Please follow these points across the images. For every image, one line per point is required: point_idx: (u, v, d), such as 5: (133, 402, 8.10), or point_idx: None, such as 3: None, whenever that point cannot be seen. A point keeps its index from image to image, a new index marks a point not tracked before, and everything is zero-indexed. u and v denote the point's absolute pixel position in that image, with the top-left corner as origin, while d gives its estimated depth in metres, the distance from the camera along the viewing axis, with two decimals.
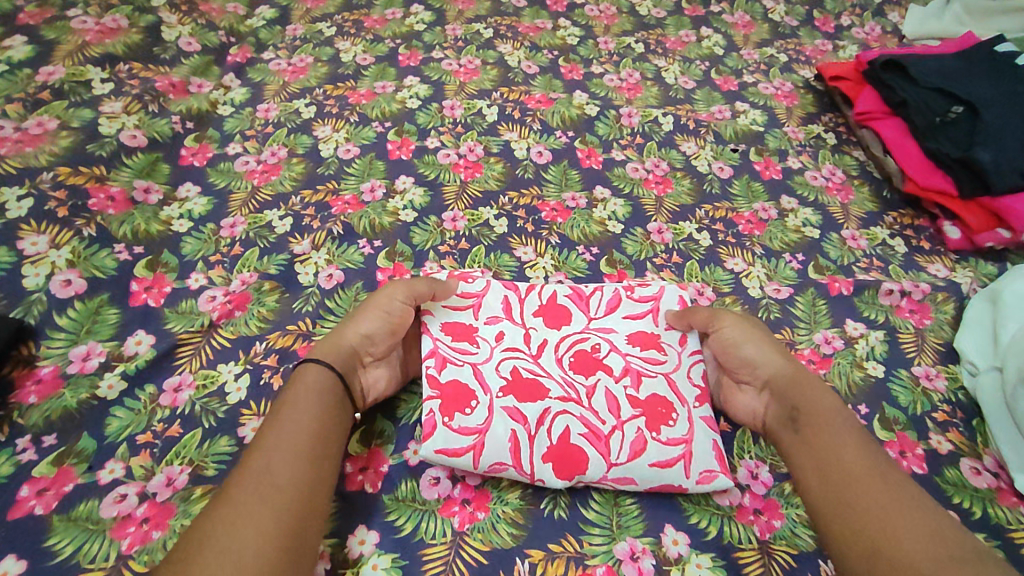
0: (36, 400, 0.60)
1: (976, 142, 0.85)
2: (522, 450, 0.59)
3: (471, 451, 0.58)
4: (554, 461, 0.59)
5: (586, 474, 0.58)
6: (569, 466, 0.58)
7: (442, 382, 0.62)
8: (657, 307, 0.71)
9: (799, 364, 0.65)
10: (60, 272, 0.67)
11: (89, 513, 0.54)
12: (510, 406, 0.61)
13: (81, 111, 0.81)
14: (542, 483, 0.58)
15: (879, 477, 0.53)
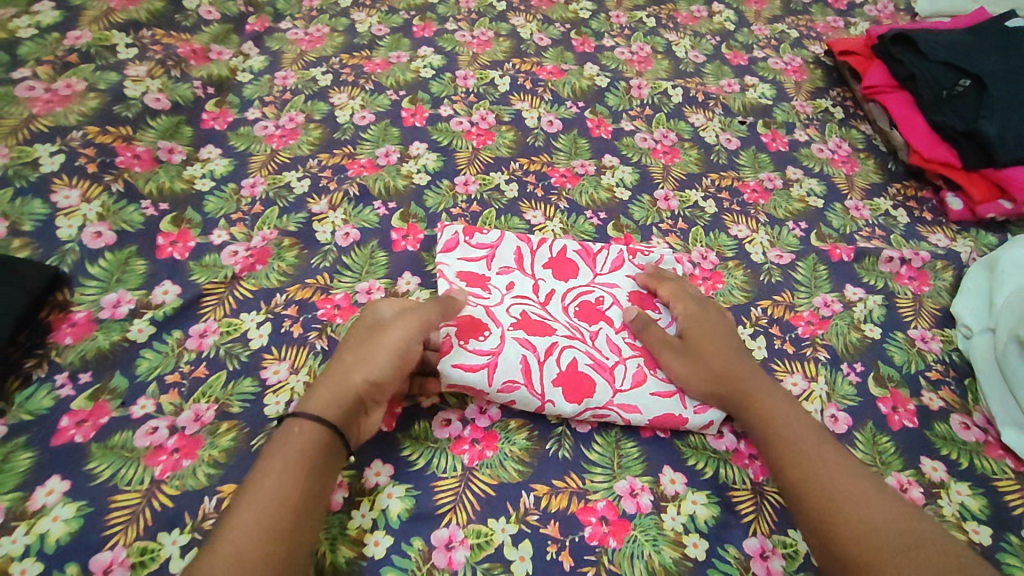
0: (72, 340, 0.64)
1: (983, 115, 0.86)
2: (533, 372, 0.63)
3: (485, 368, 0.62)
4: (563, 386, 0.63)
5: (592, 399, 0.63)
6: (577, 390, 0.63)
7: (459, 312, 0.66)
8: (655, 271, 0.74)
9: (723, 368, 0.64)
10: (91, 224, 0.70)
11: (124, 442, 0.58)
12: (521, 336, 0.66)
13: (107, 74, 0.83)
14: (552, 404, 0.62)
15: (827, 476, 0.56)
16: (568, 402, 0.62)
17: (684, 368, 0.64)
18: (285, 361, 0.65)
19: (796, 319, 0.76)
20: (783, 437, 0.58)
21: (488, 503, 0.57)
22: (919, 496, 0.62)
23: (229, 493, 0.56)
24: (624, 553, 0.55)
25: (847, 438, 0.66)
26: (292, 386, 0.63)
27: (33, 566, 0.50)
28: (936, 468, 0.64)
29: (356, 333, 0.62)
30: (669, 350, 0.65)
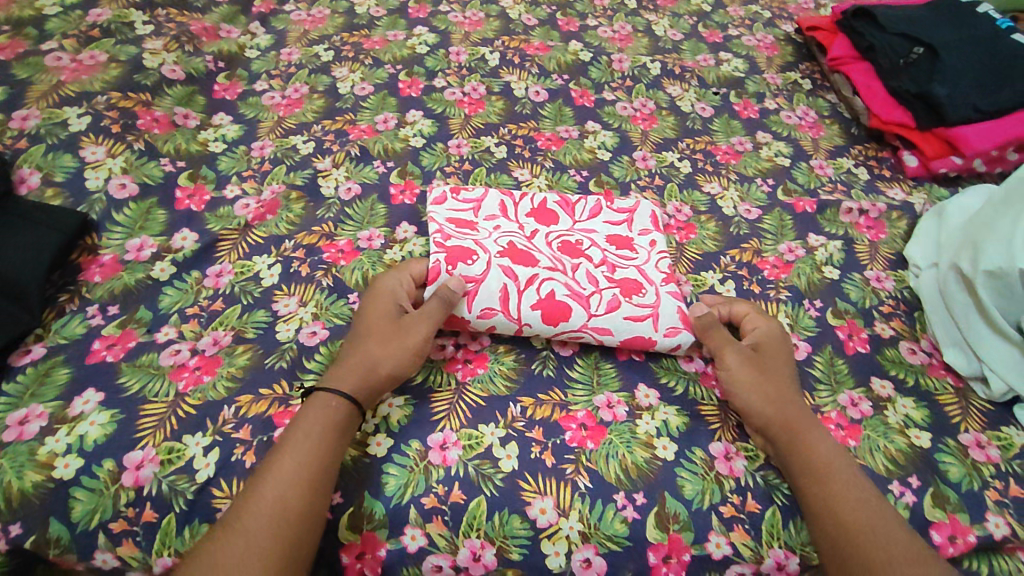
0: (100, 279, 0.70)
1: (935, 79, 0.93)
2: (511, 300, 0.69)
3: (468, 295, 0.69)
4: (540, 310, 0.69)
5: (568, 322, 0.69)
6: (554, 314, 0.69)
7: (449, 244, 0.73)
8: (631, 218, 0.81)
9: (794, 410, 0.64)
10: (116, 177, 0.77)
11: (151, 361, 0.64)
12: (505, 266, 0.72)
13: (127, 47, 0.90)
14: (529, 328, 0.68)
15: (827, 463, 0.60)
16: (545, 324, 0.69)
17: (748, 381, 0.65)
18: (294, 296, 0.72)
19: (763, 264, 0.82)
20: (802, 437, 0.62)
21: (478, 411, 0.64)
22: (867, 409, 0.68)
23: (246, 403, 0.62)
24: (601, 453, 0.62)
25: (807, 363, 0.72)
26: (301, 316, 0.70)
27: (75, 461, 0.56)
28: (885, 386, 0.70)
29: (375, 317, 0.66)
30: (737, 361, 0.67)
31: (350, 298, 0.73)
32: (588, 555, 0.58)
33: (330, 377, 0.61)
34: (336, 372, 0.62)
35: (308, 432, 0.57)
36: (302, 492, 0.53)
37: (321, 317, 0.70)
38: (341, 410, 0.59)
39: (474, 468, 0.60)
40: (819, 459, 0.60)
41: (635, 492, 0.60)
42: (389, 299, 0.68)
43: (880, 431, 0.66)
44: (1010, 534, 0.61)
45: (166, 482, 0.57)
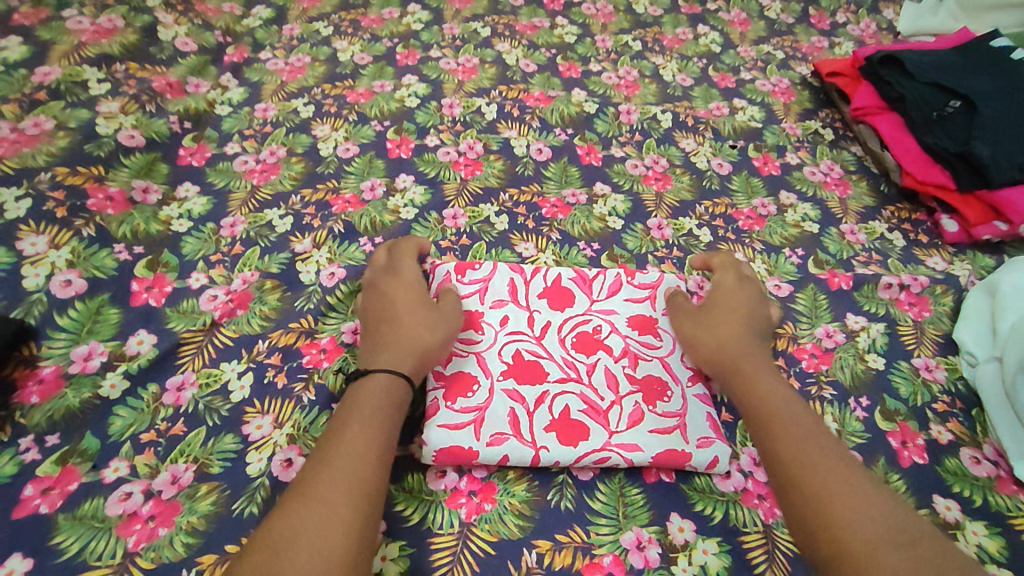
0: (38, 399, 0.59)
1: (974, 136, 0.85)
2: (521, 423, 0.61)
3: (471, 424, 0.61)
4: (556, 431, 0.61)
5: (589, 441, 0.61)
6: (571, 435, 0.61)
7: (447, 374, 0.64)
8: (655, 293, 0.74)
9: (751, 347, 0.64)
10: (60, 273, 0.66)
11: (94, 511, 0.53)
12: (510, 388, 0.64)
13: (78, 111, 0.80)
14: (546, 451, 0.60)
15: (797, 410, 0.58)
16: (563, 447, 0.60)
17: (694, 332, 0.67)
18: (268, 415, 0.62)
19: (800, 352, 0.73)
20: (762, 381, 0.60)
21: (487, 563, 0.55)
22: None
23: (209, 565, 0.52)
24: None
25: None
26: (276, 440, 0.60)
27: None
28: (950, 507, 0.62)
29: (397, 295, 0.66)
30: (695, 315, 0.68)
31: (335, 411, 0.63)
32: None
33: (376, 359, 0.60)
34: (388, 349, 0.61)
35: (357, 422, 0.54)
36: (369, 484, 0.50)
37: (298, 441, 0.60)
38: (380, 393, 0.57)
39: None
40: (784, 398, 0.59)
41: None
42: (410, 275, 0.69)
43: None
44: None
45: None
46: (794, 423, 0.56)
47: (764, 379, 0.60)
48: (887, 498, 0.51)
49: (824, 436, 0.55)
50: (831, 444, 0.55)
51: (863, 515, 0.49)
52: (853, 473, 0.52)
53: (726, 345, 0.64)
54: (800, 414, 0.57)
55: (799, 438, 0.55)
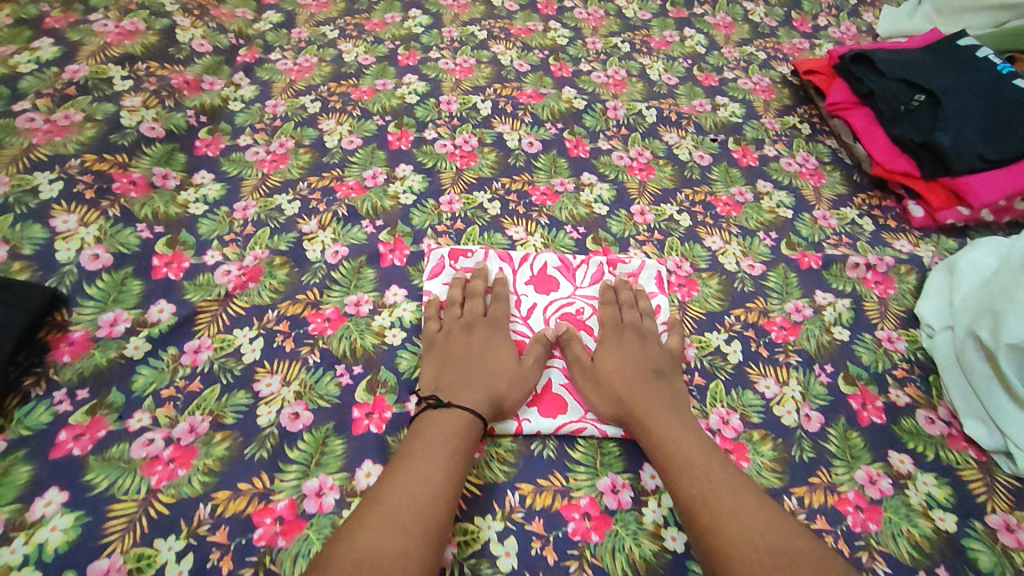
0: (70, 359, 0.65)
1: (937, 128, 0.91)
2: None
3: None
4: (538, 406, 0.68)
5: (567, 415, 0.67)
6: (551, 408, 0.67)
7: None
8: (635, 281, 0.81)
9: (643, 388, 0.66)
10: (88, 247, 0.73)
11: (121, 454, 0.59)
12: None
13: (104, 105, 0.87)
14: (528, 422, 0.66)
15: (696, 441, 0.61)
16: (543, 419, 0.66)
17: (587, 380, 0.69)
18: (277, 374, 0.68)
19: (770, 325, 0.79)
20: (652, 420, 0.63)
21: (475, 502, 0.60)
22: (888, 487, 0.64)
23: (224, 500, 0.58)
24: (606, 547, 0.58)
25: (821, 435, 0.68)
26: (283, 396, 0.66)
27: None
28: (903, 461, 0.67)
29: (495, 345, 0.70)
30: (577, 364, 0.70)
31: (337, 371, 0.69)
32: None
33: (456, 396, 0.64)
34: (465, 383, 0.65)
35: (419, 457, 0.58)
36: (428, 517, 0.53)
37: (304, 397, 0.66)
38: (447, 426, 0.61)
39: (471, 568, 0.56)
40: (677, 431, 0.62)
41: None
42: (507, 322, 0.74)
43: (902, 514, 0.63)
44: None
45: None
46: (687, 459, 0.59)
47: (653, 420, 0.63)
48: (781, 524, 0.54)
49: (724, 467, 0.59)
50: (727, 475, 0.58)
51: (751, 546, 0.52)
52: (748, 498, 0.56)
53: (621, 390, 0.66)
54: (697, 445, 0.61)
55: (690, 475, 0.58)
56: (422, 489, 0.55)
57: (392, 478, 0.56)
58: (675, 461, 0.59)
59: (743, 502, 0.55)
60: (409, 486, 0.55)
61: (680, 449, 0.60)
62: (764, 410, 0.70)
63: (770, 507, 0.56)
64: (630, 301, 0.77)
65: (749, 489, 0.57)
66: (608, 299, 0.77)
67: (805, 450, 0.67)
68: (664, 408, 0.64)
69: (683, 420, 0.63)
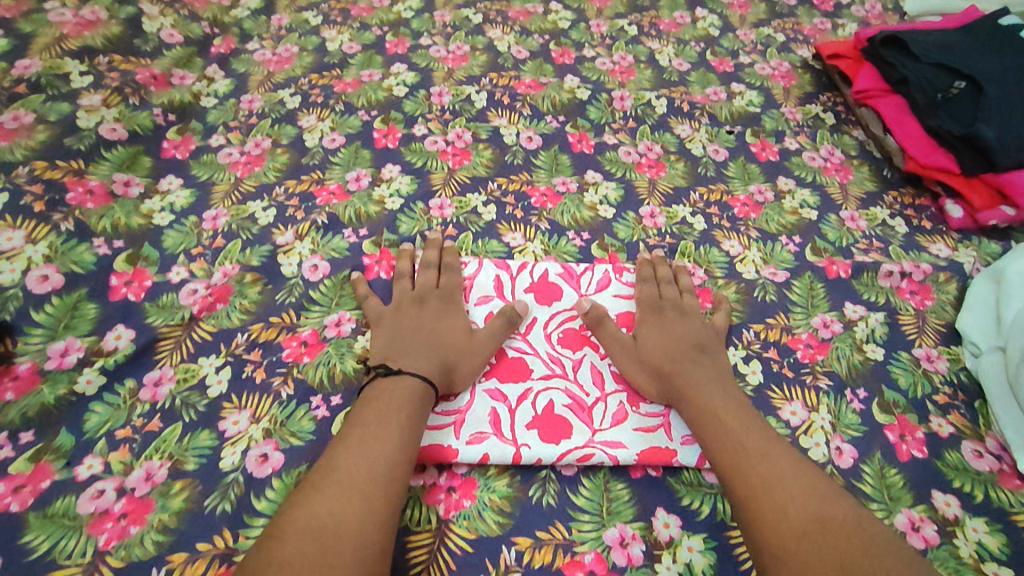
0: (13, 396, 0.58)
1: (980, 118, 0.82)
2: (503, 422, 0.61)
3: (451, 425, 0.60)
4: (538, 429, 0.61)
5: (571, 440, 0.60)
6: (553, 432, 0.61)
7: None
8: None
9: (689, 362, 0.64)
10: (37, 267, 0.65)
11: (66, 509, 0.53)
12: (491, 388, 0.64)
13: (59, 105, 0.79)
14: (527, 449, 0.59)
15: (740, 408, 0.60)
16: (545, 445, 0.60)
17: (630, 351, 0.66)
18: (245, 411, 0.60)
19: (795, 343, 0.71)
20: (699, 389, 0.62)
21: (465, 561, 0.53)
22: (933, 535, 0.57)
23: (179, 564, 0.51)
24: None
25: (855, 472, 0.61)
26: (251, 435, 0.59)
27: None
28: (950, 503, 0.59)
29: (448, 319, 0.67)
30: (621, 343, 0.66)
31: (313, 404, 0.62)
32: None
33: (405, 364, 0.61)
34: (411, 355, 0.62)
35: (364, 431, 0.55)
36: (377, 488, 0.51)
37: (275, 435, 0.59)
38: (394, 397, 0.58)
39: None
40: (722, 399, 0.61)
41: None
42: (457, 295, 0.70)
43: (951, 567, 0.55)
44: None
45: None
46: (730, 428, 0.58)
47: (698, 390, 0.62)
48: (823, 492, 0.53)
49: (767, 437, 0.58)
50: (772, 448, 0.57)
51: (791, 517, 0.51)
52: (791, 469, 0.55)
53: (666, 365, 0.64)
54: (740, 411, 0.60)
55: (731, 443, 0.57)
56: (373, 460, 0.52)
57: (341, 448, 0.53)
58: (719, 424, 0.59)
59: (789, 471, 0.55)
60: (358, 460, 0.52)
61: (723, 415, 0.59)
62: (791, 441, 0.63)
63: (812, 479, 0.55)
64: (667, 278, 0.74)
65: (792, 459, 0.56)
66: (647, 275, 0.73)
67: None
68: (708, 380, 0.63)
69: (729, 389, 0.62)
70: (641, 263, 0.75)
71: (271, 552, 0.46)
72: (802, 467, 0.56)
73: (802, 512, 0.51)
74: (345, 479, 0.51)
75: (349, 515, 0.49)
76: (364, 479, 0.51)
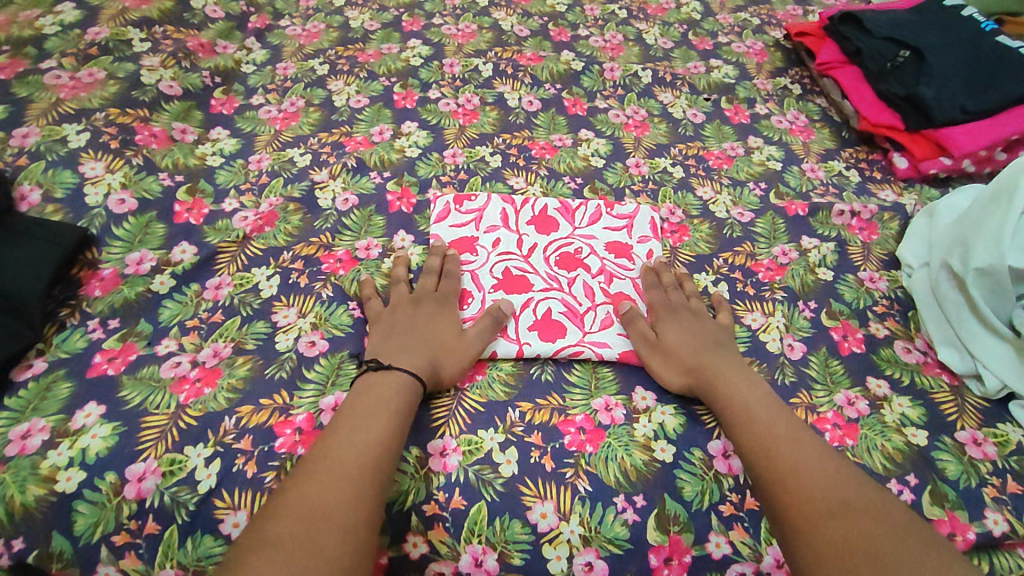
0: (100, 293, 0.70)
1: (922, 81, 0.95)
2: (508, 324, 0.73)
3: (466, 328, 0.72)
4: (538, 329, 0.73)
5: (565, 338, 0.72)
6: (550, 332, 0.73)
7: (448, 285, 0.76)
8: (631, 224, 0.86)
9: (712, 359, 0.69)
10: (115, 192, 0.77)
11: (152, 374, 0.64)
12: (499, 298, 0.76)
13: (124, 64, 0.91)
14: (528, 344, 0.71)
15: (763, 401, 0.65)
16: (543, 342, 0.72)
17: (657, 356, 0.70)
18: (293, 307, 0.72)
19: (757, 267, 0.83)
20: (724, 384, 0.66)
21: (478, 417, 0.65)
22: (865, 407, 0.69)
23: (247, 413, 0.63)
24: (600, 457, 0.63)
25: (802, 362, 0.73)
26: (300, 325, 0.71)
27: (77, 474, 0.57)
28: (880, 385, 0.71)
29: (439, 320, 0.72)
30: (646, 346, 0.71)
31: (351, 305, 0.74)
32: (590, 559, 0.58)
33: (396, 360, 0.66)
34: (405, 350, 0.67)
35: (358, 421, 0.59)
36: (363, 472, 0.56)
37: (321, 327, 0.71)
38: (385, 389, 0.63)
39: (475, 474, 0.61)
40: (746, 391, 0.66)
41: (635, 495, 0.61)
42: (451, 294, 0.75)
43: (877, 430, 0.67)
44: (1009, 530, 0.61)
45: (168, 494, 0.57)
46: (752, 417, 0.63)
47: (724, 387, 0.66)
48: (841, 475, 0.58)
49: (786, 423, 0.63)
50: (793, 432, 0.62)
51: (814, 499, 0.56)
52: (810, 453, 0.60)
53: (692, 364, 0.69)
54: (763, 401, 0.65)
55: (753, 430, 0.62)
56: (364, 446, 0.57)
57: (338, 435, 0.58)
58: (744, 417, 0.64)
59: (809, 456, 0.60)
60: (349, 445, 0.57)
61: (750, 408, 0.64)
62: (750, 338, 0.75)
63: (832, 461, 0.60)
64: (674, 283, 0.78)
65: (810, 443, 0.61)
66: (653, 283, 0.78)
67: (787, 374, 0.72)
68: (732, 374, 0.67)
69: (752, 382, 0.67)
70: (645, 272, 0.79)
71: (274, 530, 0.51)
72: (820, 449, 0.61)
73: (826, 496, 0.56)
74: (339, 463, 0.56)
75: (340, 498, 0.54)
76: (356, 464, 0.56)
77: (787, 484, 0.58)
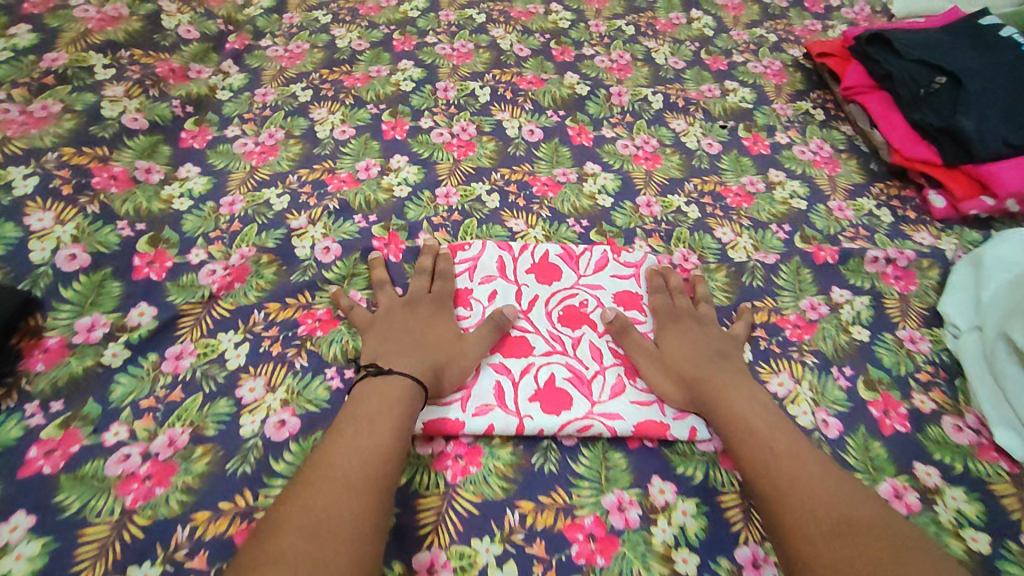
0: (43, 367, 0.62)
1: (959, 111, 0.86)
2: (507, 394, 0.65)
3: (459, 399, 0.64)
4: (540, 400, 0.64)
5: (571, 411, 0.64)
6: (554, 403, 0.64)
7: None
8: (640, 272, 0.77)
9: (713, 371, 0.65)
10: (65, 247, 0.69)
11: (95, 472, 0.56)
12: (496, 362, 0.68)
13: (84, 95, 0.83)
14: (530, 419, 0.63)
15: (768, 415, 0.61)
16: (546, 415, 0.63)
17: (654, 367, 0.67)
18: (261, 378, 0.64)
19: (783, 323, 0.75)
20: (726, 395, 0.63)
21: (472, 522, 0.57)
22: (914, 502, 0.61)
23: (203, 521, 0.55)
24: (611, 571, 0.55)
25: (840, 444, 0.65)
26: (269, 404, 0.62)
27: None
28: (930, 473, 0.63)
29: (436, 323, 0.68)
30: (642, 354, 0.68)
31: (327, 375, 0.65)
32: None
33: (395, 365, 0.62)
34: (402, 356, 0.63)
35: (356, 426, 0.56)
36: (362, 479, 0.52)
37: (292, 403, 0.63)
38: (388, 394, 0.59)
39: None
40: (750, 404, 0.62)
41: None
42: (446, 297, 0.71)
43: (930, 531, 0.59)
44: None
45: None
46: (755, 429, 0.59)
47: (724, 397, 0.63)
48: (851, 493, 0.53)
49: (795, 437, 0.59)
50: (801, 447, 0.58)
51: (813, 516, 0.51)
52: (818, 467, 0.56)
53: (690, 374, 0.65)
54: (771, 414, 0.61)
55: (758, 442, 0.58)
56: (365, 453, 0.53)
57: (336, 439, 0.54)
58: (749, 429, 0.59)
59: (818, 470, 0.55)
60: (351, 450, 0.53)
61: (755, 421, 0.60)
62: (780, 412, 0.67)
63: (844, 479, 0.55)
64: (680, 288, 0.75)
65: (820, 459, 0.57)
66: (659, 289, 0.74)
67: None
68: (734, 386, 0.64)
69: (756, 395, 0.63)
70: (651, 273, 0.76)
71: (269, 544, 0.46)
72: (829, 467, 0.56)
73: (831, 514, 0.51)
74: (338, 468, 0.52)
75: (335, 506, 0.49)
76: (356, 472, 0.52)
77: (788, 497, 0.53)
